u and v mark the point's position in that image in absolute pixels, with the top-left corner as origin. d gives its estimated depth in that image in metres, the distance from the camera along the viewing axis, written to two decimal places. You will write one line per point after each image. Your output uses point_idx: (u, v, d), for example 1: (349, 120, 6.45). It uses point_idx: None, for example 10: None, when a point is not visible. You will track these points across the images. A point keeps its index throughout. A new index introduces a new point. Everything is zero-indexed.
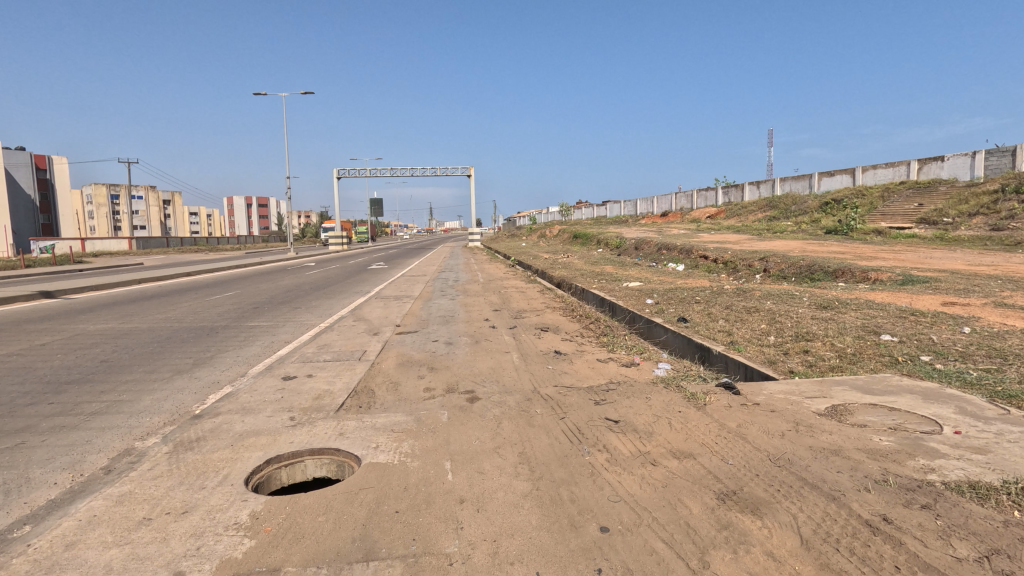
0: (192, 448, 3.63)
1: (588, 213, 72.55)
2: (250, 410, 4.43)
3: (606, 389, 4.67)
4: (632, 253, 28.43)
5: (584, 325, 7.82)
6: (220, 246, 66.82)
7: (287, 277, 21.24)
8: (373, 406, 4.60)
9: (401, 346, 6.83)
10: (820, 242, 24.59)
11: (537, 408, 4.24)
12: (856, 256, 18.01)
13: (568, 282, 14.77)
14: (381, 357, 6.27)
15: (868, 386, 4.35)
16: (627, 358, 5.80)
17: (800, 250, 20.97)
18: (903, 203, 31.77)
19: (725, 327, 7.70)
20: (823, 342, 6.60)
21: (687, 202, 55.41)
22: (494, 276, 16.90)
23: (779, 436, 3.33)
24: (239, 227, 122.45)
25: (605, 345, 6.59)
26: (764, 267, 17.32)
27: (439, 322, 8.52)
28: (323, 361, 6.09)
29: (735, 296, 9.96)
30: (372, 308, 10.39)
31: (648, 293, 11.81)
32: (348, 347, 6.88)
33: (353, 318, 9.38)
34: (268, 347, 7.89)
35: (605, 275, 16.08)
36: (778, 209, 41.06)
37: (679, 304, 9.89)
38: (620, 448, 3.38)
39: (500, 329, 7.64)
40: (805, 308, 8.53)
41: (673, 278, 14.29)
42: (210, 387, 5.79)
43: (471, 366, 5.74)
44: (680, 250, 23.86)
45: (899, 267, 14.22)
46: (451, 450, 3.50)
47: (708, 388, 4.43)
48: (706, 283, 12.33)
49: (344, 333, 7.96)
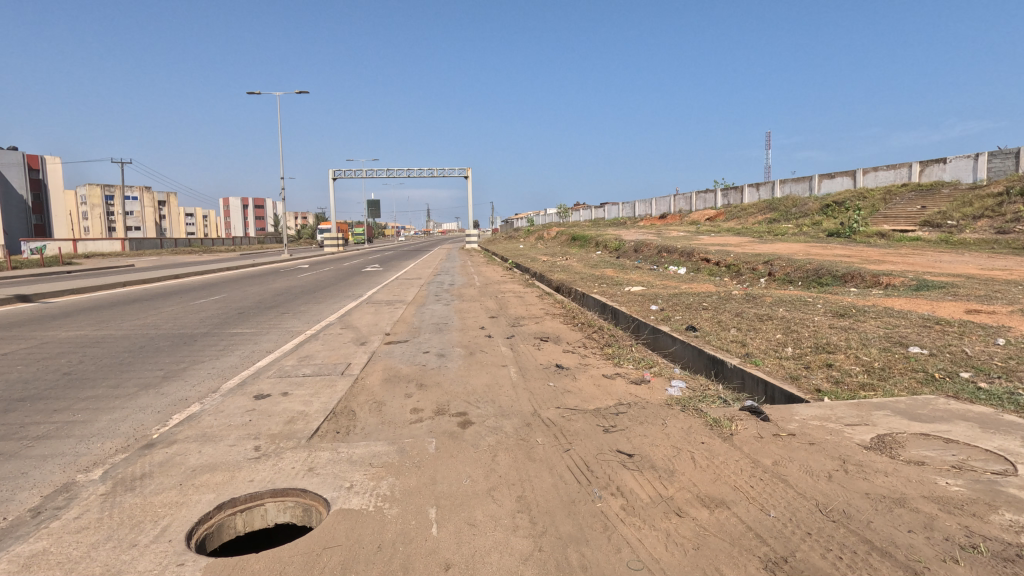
0: (132, 488, 3.10)
1: (586, 215, 72.12)
2: (210, 437, 3.89)
3: (615, 412, 4.14)
4: (632, 255, 27.94)
5: (586, 334, 7.29)
6: (215, 247, 66.11)
7: (278, 280, 20.69)
8: (352, 431, 4.07)
9: (388, 359, 6.29)
10: (824, 245, 24.14)
11: (538, 437, 3.71)
12: (863, 259, 17.54)
13: (567, 286, 14.25)
14: (366, 372, 5.73)
15: (914, 411, 3.83)
16: (636, 374, 5.27)
17: (804, 253, 20.49)
18: (905, 206, 31.36)
19: (738, 337, 7.18)
20: (846, 355, 6.08)
21: (686, 204, 54.98)
22: (491, 279, 16.38)
23: (826, 478, 2.81)
24: (235, 228, 121.68)
25: (610, 359, 6.05)
26: (769, 271, 16.82)
27: (432, 330, 7.97)
28: (302, 376, 5.55)
29: (745, 303, 9.44)
30: (361, 315, 9.84)
31: (652, 298, 11.30)
32: (331, 359, 6.34)
33: (341, 325, 8.84)
34: (247, 358, 7.33)
35: (606, 279, 15.56)
36: (778, 211, 40.63)
37: (686, 311, 9.37)
38: (637, 493, 2.86)
39: (496, 339, 7.11)
40: (821, 316, 8.01)
41: (676, 282, 13.79)
42: (175, 406, 5.23)
43: (464, 382, 5.21)
44: (682, 253, 23.36)
45: (909, 271, 13.73)
46: (437, 492, 2.98)
47: (732, 413, 3.89)
48: (712, 288, 11.82)
49: (329, 343, 7.42)
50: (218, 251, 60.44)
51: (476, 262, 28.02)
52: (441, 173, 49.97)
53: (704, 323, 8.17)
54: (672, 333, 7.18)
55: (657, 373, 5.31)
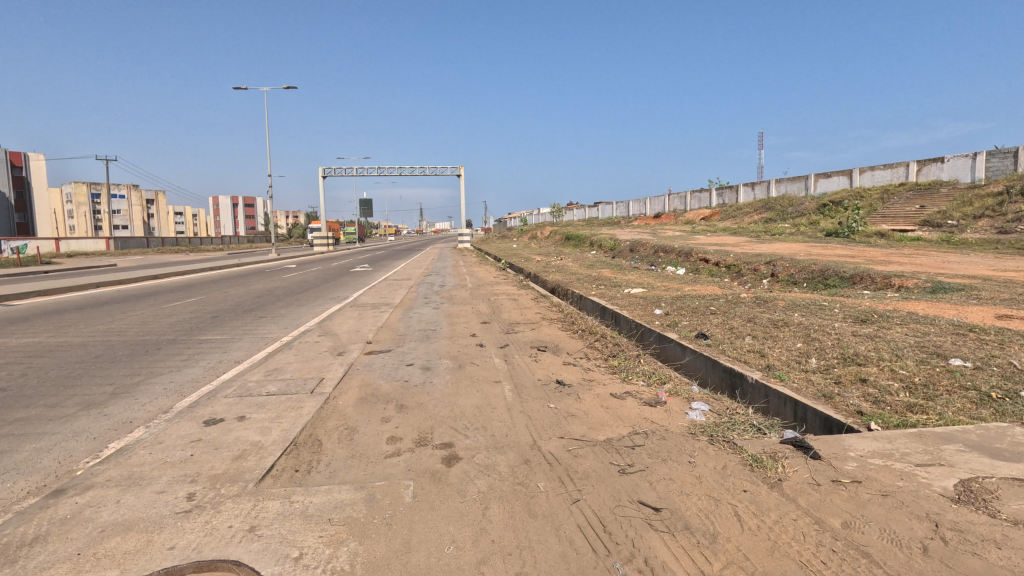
0: (16, 559, 2.39)
1: (580, 215, 71.64)
2: (137, 480, 3.18)
3: (631, 446, 3.46)
4: (628, 255, 27.33)
5: (588, 343, 6.61)
6: (203, 246, 64.91)
7: (262, 280, 19.86)
8: (313, 470, 3.37)
9: (366, 373, 5.58)
10: (823, 245, 23.64)
11: (539, 480, 3.03)
12: (868, 259, 17.02)
13: (564, 288, 13.59)
14: (340, 389, 5.02)
15: (992, 446, 3.18)
16: (649, 394, 4.59)
17: (806, 253, 19.94)
18: (904, 205, 30.97)
19: (755, 347, 6.54)
20: (880, 368, 5.45)
21: (680, 203, 54.51)
22: (484, 280, 15.71)
23: (921, 551, 2.15)
24: (224, 227, 120.16)
25: (617, 374, 5.37)
26: (772, 271, 16.24)
27: (418, 338, 7.28)
28: (265, 394, 4.84)
29: (756, 307, 8.81)
30: (343, 320, 9.11)
31: (654, 301, 10.66)
32: (302, 373, 5.63)
33: (319, 332, 8.11)
34: (211, 370, 6.59)
35: (603, 280, 14.90)
36: (774, 211, 40.20)
37: (693, 315, 8.73)
38: (674, 570, 2.19)
39: (489, 349, 6.42)
40: (841, 322, 7.39)
41: (678, 284, 13.16)
42: (115, 432, 4.50)
43: (451, 402, 4.52)
44: (679, 253, 22.76)
45: (920, 272, 13.18)
46: (412, 568, 2.29)
47: (772, 448, 3.23)
48: (717, 290, 11.19)
49: (303, 353, 6.70)
50: (206, 251, 59.42)
51: (468, 262, 27.30)
52: (433, 172, 49.18)
53: (714, 329, 7.52)
54: (683, 342, 6.50)
55: (673, 392, 4.62)
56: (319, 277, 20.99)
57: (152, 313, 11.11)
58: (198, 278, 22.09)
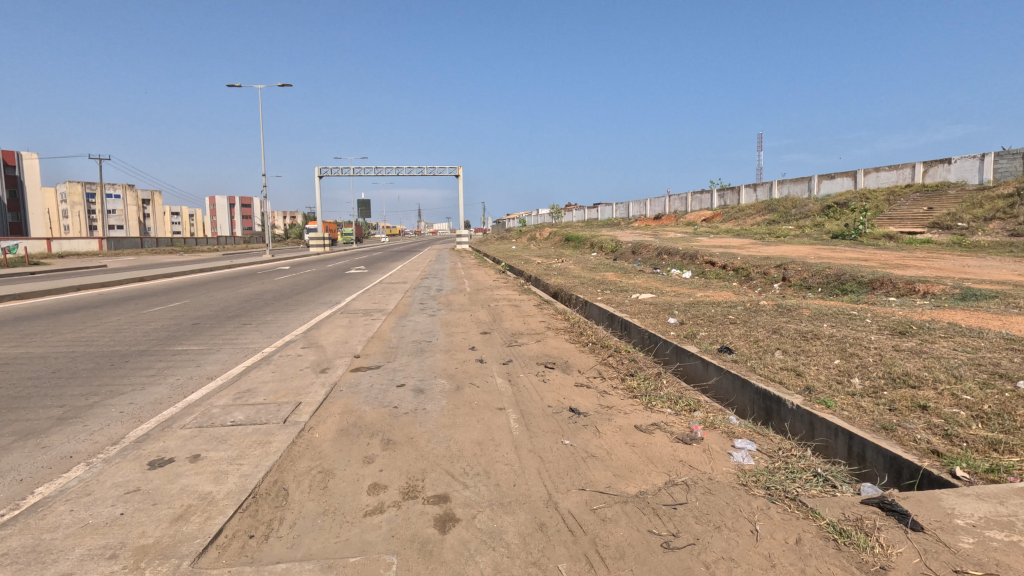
0: None
1: (580, 216, 71.09)
2: (43, 554, 2.48)
3: (672, 505, 2.77)
4: (630, 257, 26.69)
5: (601, 360, 5.90)
6: (198, 247, 64.04)
7: (252, 283, 19.11)
8: (273, 535, 2.68)
9: (350, 396, 4.87)
10: (831, 247, 23.05)
11: (560, 561, 2.33)
12: (882, 263, 16.40)
13: (567, 293, 12.92)
14: (318, 418, 4.32)
15: None
16: (680, 426, 3.90)
17: (816, 256, 19.31)
18: (911, 207, 30.39)
19: (788, 364, 5.85)
20: (939, 391, 4.76)
21: (681, 205, 53.94)
22: (483, 284, 15.03)
23: None
24: (221, 227, 119.12)
25: (639, 400, 4.67)
26: (783, 276, 15.60)
27: (411, 351, 6.58)
28: (230, 424, 4.14)
29: (779, 316, 8.13)
30: (332, 329, 8.41)
31: (666, 308, 9.98)
32: (277, 394, 4.92)
33: (305, 344, 7.42)
34: (178, 389, 5.86)
35: (608, 284, 14.22)
36: (778, 212, 39.60)
37: (711, 325, 8.05)
38: None
39: (490, 366, 5.71)
40: (879, 335, 6.71)
41: (688, 289, 12.51)
42: (47, 472, 3.77)
43: (448, 437, 3.82)
44: (684, 255, 22.11)
45: (942, 277, 12.52)
46: None
47: (855, 511, 2.54)
48: (732, 296, 10.54)
49: (283, 369, 6.00)
50: (200, 252, 58.60)
51: (466, 264, 26.62)
52: (431, 173, 48.55)
53: (738, 342, 6.83)
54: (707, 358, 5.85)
55: (709, 425, 3.92)
56: (312, 280, 20.28)
57: (127, 320, 10.38)
58: (188, 280, 21.37)
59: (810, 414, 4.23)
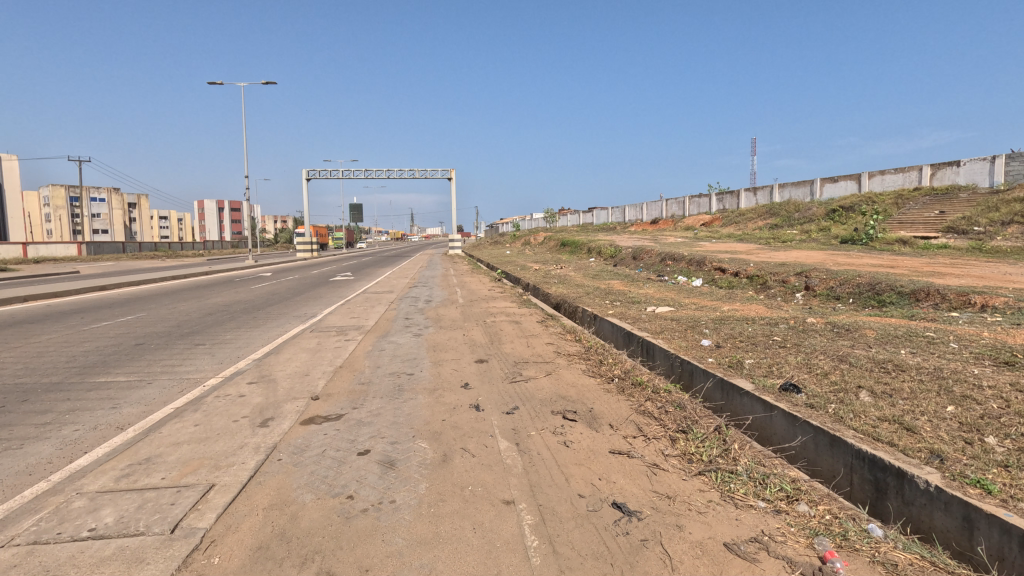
0: None
1: (575, 220, 69.92)
2: None
3: None
4: (631, 263, 25.35)
5: (636, 407, 4.43)
6: (182, 251, 62.10)
7: (225, 292, 17.47)
8: None
9: (288, 473, 3.37)
10: (844, 253, 21.81)
11: None
12: (911, 269, 15.11)
13: (573, 305, 11.48)
14: (229, 520, 2.82)
15: None
16: (799, 549, 2.44)
17: (833, 262, 18.05)
18: (921, 211, 29.27)
19: (884, 410, 4.38)
20: None
21: (678, 209, 52.83)
22: (477, 294, 13.59)
23: None
24: (209, 232, 117.22)
25: (709, 481, 3.21)
26: (806, 285, 14.26)
27: (386, 391, 5.08)
28: (85, 538, 2.63)
29: (838, 338, 6.71)
30: (296, 356, 6.91)
31: (692, 325, 8.55)
32: (185, 469, 3.41)
33: (255, 376, 5.92)
34: (67, 449, 4.28)
35: (617, 294, 12.80)
36: (779, 217, 38.52)
37: (756, 349, 6.63)
38: None
39: (490, 417, 4.23)
40: (981, 366, 5.28)
41: (708, 301, 11.14)
42: None
43: (425, 572, 2.34)
44: (690, 262, 20.78)
45: (989, 286, 11.24)
46: None
47: None
48: (765, 312, 9.16)
49: (214, 417, 4.49)
50: (186, 257, 56.89)
51: (458, 270, 25.12)
52: (423, 176, 47.12)
53: (802, 376, 5.39)
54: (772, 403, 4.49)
55: (843, 544, 2.48)
56: (291, 288, 18.69)
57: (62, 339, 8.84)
58: (155, 289, 19.66)
59: (964, 504, 2.88)
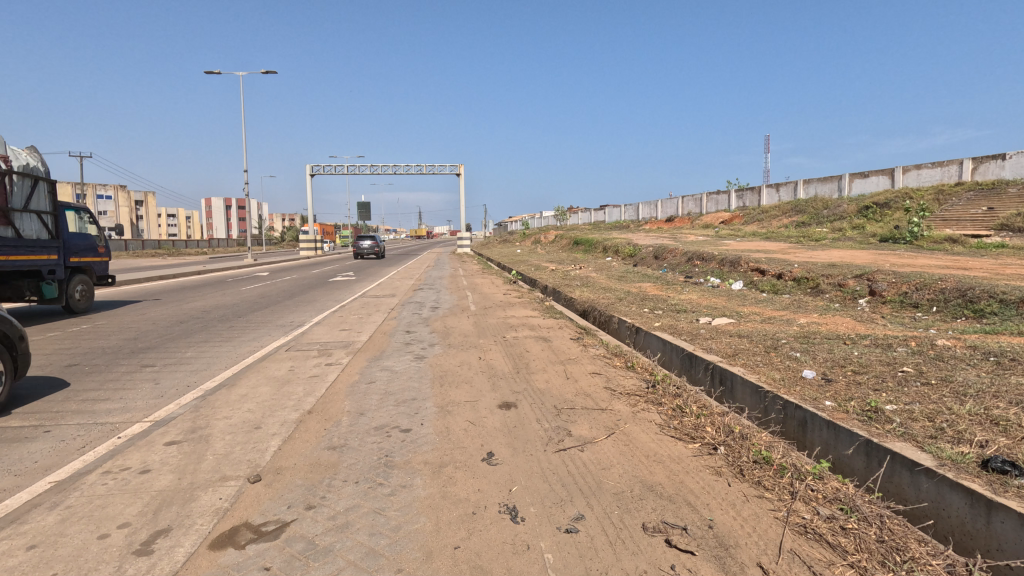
0: None
1: (586, 219, 67.97)
2: None
3: None
4: (654, 262, 23.50)
5: (786, 516, 2.60)
6: (186, 250, 60.73)
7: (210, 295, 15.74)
8: None
9: None
10: (890, 252, 19.88)
11: None
12: (990, 271, 13.20)
13: (608, 315, 9.66)
14: None
15: None
16: None
17: (888, 263, 16.15)
18: (966, 207, 27.18)
19: None
20: None
21: (695, 206, 50.80)
22: (492, 299, 11.79)
23: None
24: (216, 230, 116.33)
25: None
26: (870, 289, 12.35)
27: (366, 469, 3.24)
28: None
29: (1003, 371, 4.80)
30: (255, 390, 5.13)
31: (771, 345, 6.67)
32: None
33: (186, 428, 4.13)
34: None
35: (655, 300, 10.98)
36: (806, 214, 36.48)
37: (890, 389, 4.73)
38: None
39: (538, 544, 2.39)
40: None
41: (770, 310, 9.26)
42: None
43: None
44: (723, 262, 18.89)
45: None
46: None
47: None
48: (857, 327, 7.29)
49: (75, 525, 2.69)
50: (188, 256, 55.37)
51: (468, 271, 23.34)
52: (431, 171, 45.54)
53: (1006, 443, 3.48)
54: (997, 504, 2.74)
55: None
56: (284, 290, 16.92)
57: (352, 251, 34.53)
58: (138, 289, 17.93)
59: None
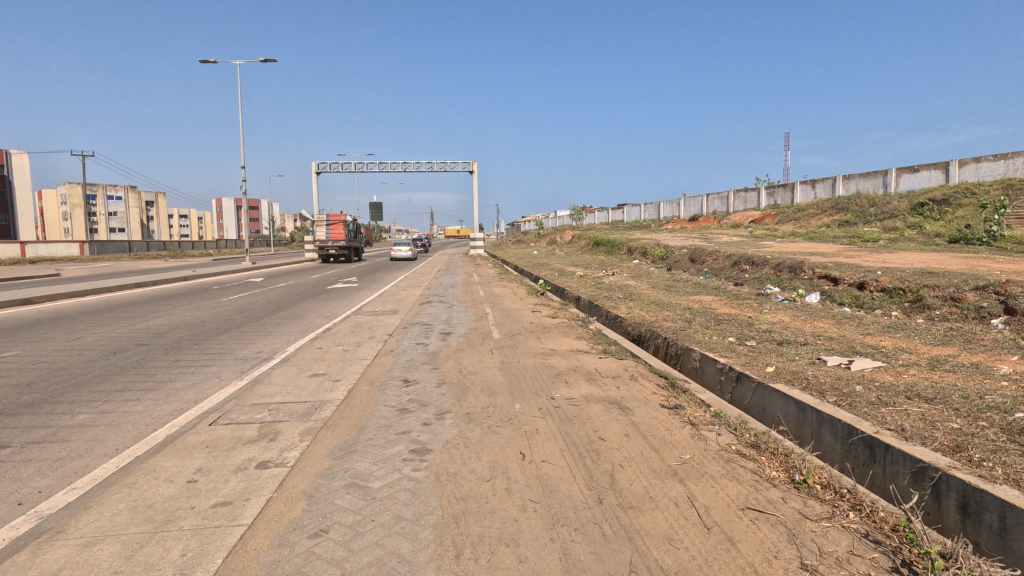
0: None
1: (602, 218, 65.12)
2: None
3: None
4: (693, 267, 20.70)
5: None
6: (192, 250, 57.73)
7: (187, 307, 13.34)
8: None
9: None
10: (978, 257, 16.91)
11: None
12: None
13: (684, 347, 6.97)
14: None
15: None
16: None
17: (992, 269, 13.30)
18: None
19: None
20: None
21: (721, 205, 47.79)
22: (518, 320, 9.16)
23: None
24: (230, 232, 115.31)
25: None
26: (1006, 307, 9.49)
27: None
28: None
29: None
30: (85, 559, 2.52)
31: (1006, 427, 3.93)
32: None
33: None
34: None
35: (736, 324, 8.27)
36: (850, 212, 33.41)
37: None
38: None
39: None
40: None
41: (919, 343, 6.49)
42: None
43: None
44: (781, 267, 16.05)
45: None
46: None
47: None
48: None
49: None
50: (192, 257, 53.07)
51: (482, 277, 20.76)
52: (443, 169, 43.10)
53: None
54: None
55: None
56: (273, 302, 14.49)
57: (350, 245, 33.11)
58: (106, 299, 15.45)
59: None
